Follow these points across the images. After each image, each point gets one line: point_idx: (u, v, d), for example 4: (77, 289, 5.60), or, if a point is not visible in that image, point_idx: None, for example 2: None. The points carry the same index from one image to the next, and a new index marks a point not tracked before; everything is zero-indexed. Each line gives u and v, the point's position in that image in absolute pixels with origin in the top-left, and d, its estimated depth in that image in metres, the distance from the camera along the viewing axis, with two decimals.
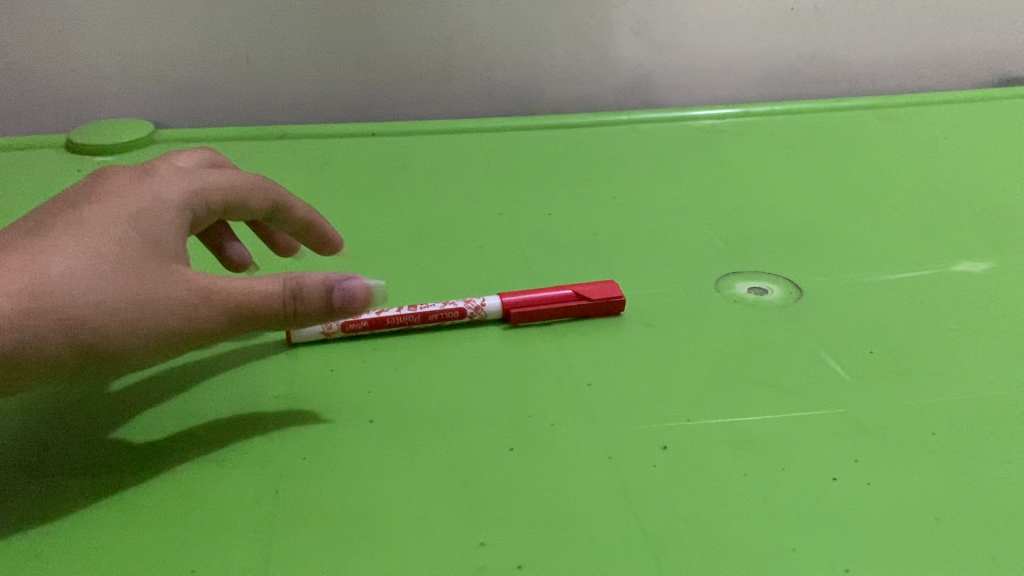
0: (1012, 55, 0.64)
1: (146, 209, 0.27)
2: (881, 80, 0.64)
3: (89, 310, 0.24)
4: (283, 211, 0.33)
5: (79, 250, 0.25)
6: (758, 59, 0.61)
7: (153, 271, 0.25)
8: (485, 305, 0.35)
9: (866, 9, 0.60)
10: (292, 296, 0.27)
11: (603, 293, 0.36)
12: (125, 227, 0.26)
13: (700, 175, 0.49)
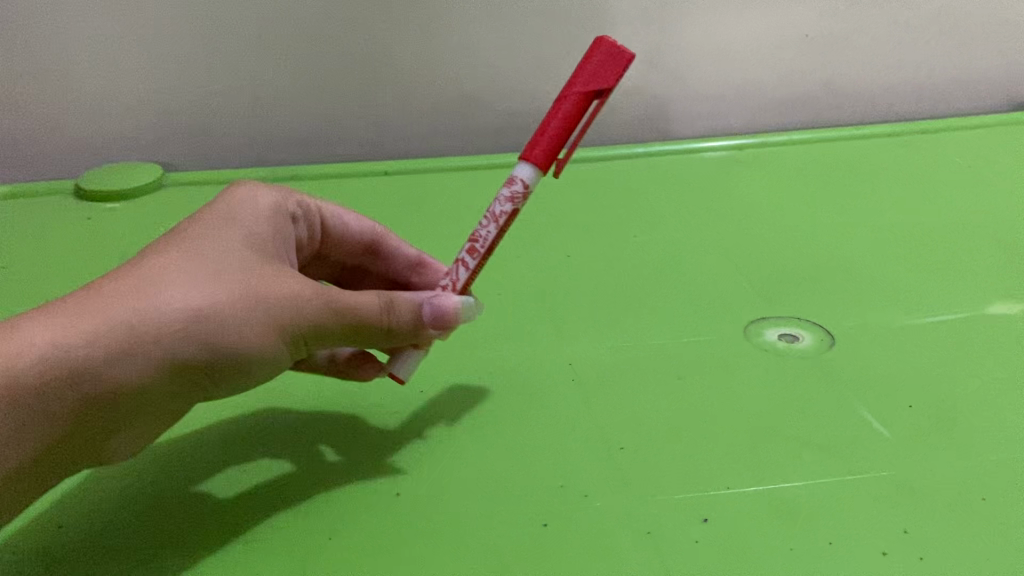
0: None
1: (256, 239, 0.30)
2: (897, 106, 0.63)
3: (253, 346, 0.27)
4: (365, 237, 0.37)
5: (237, 285, 0.27)
6: (774, 87, 0.61)
7: (275, 284, 0.27)
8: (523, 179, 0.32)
9: (883, 35, 0.59)
10: (409, 321, 0.30)
11: (594, 61, 0.31)
12: (252, 258, 0.28)
13: (721, 211, 0.48)
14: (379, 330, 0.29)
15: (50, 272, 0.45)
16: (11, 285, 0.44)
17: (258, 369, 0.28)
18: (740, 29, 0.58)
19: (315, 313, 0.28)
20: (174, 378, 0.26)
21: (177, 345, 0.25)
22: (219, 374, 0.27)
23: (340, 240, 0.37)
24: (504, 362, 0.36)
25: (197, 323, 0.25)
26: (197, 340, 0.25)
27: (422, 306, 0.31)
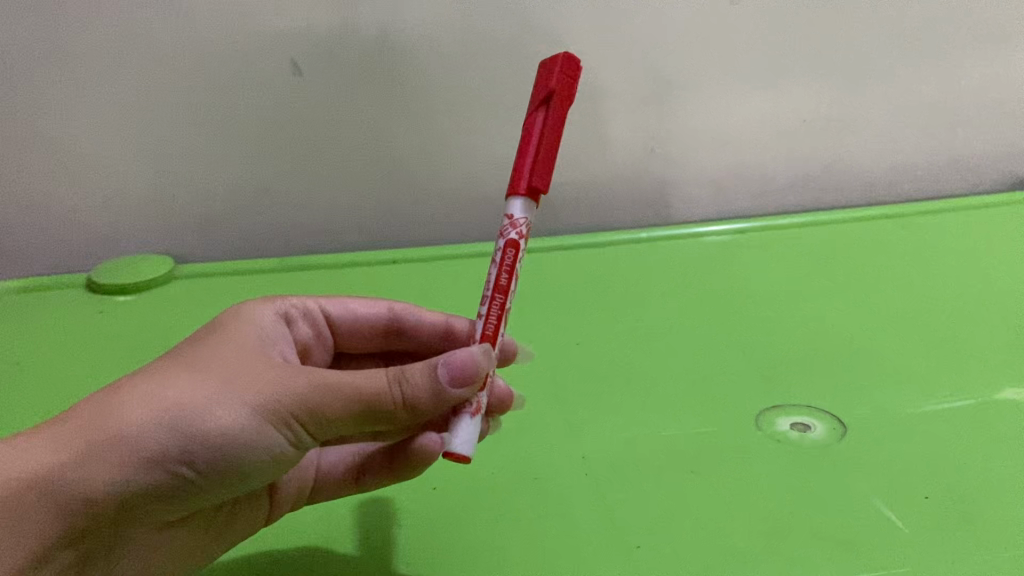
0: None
1: (242, 341, 0.31)
2: (897, 188, 0.64)
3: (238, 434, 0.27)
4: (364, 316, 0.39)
5: (215, 381, 0.28)
6: (775, 172, 0.62)
7: (257, 374, 0.28)
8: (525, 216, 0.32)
9: (881, 122, 0.61)
10: (425, 385, 0.29)
11: (563, 77, 0.31)
12: (238, 355, 0.30)
13: (726, 297, 0.48)
14: (387, 401, 0.28)
15: (62, 368, 0.45)
16: (23, 383, 0.44)
17: (258, 457, 0.28)
18: (740, 115, 0.59)
19: (298, 393, 0.28)
20: (159, 478, 0.27)
21: (148, 440, 0.26)
22: (214, 468, 0.28)
23: (353, 328, 0.39)
24: (516, 458, 0.36)
25: (172, 420, 0.27)
26: (169, 434, 0.27)
27: (438, 366, 0.29)
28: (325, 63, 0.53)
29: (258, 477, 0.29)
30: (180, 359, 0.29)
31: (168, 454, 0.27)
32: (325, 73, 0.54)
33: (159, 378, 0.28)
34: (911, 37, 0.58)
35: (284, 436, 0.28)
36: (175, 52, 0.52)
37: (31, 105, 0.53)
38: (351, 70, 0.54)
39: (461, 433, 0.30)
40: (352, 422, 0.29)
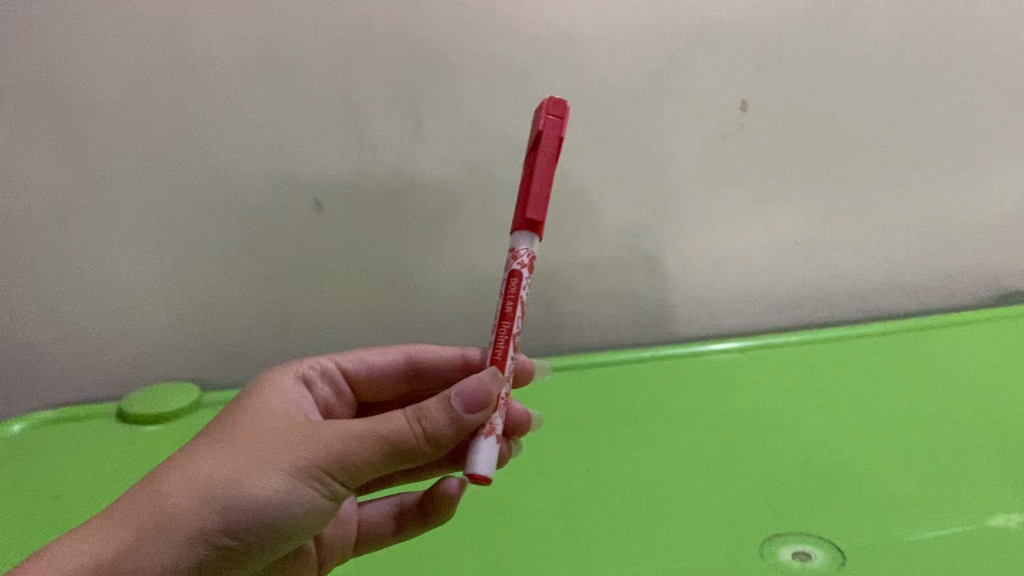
0: (993, 275, 0.69)
1: (263, 406, 0.35)
2: (885, 302, 0.69)
3: (280, 495, 0.31)
4: (379, 366, 0.44)
5: (251, 452, 0.31)
6: (770, 291, 0.67)
7: (287, 439, 0.32)
8: (524, 248, 0.35)
9: (867, 245, 0.66)
10: (443, 419, 0.32)
11: (551, 119, 0.34)
12: (263, 423, 0.33)
13: (727, 422, 0.52)
14: (410, 439, 0.32)
15: (96, 501, 0.47)
16: (57, 519, 0.46)
17: (297, 514, 0.32)
18: (735, 240, 0.64)
19: (321, 451, 0.32)
20: (214, 546, 0.30)
21: (196, 519, 0.30)
22: (257, 533, 0.31)
23: (372, 376, 0.44)
24: None
25: (221, 492, 0.30)
26: (214, 511, 0.30)
27: (450, 398, 0.32)
28: (350, 208, 0.57)
29: (297, 532, 0.33)
30: (209, 440, 0.33)
31: (214, 528, 0.30)
32: (350, 217, 0.58)
33: (198, 456, 0.31)
34: (888, 165, 0.63)
35: (317, 490, 0.32)
36: (214, 197, 0.56)
37: (76, 246, 0.56)
38: (374, 213, 0.58)
39: (478, 453, 0.33)
40: (378, 464, 0.32)
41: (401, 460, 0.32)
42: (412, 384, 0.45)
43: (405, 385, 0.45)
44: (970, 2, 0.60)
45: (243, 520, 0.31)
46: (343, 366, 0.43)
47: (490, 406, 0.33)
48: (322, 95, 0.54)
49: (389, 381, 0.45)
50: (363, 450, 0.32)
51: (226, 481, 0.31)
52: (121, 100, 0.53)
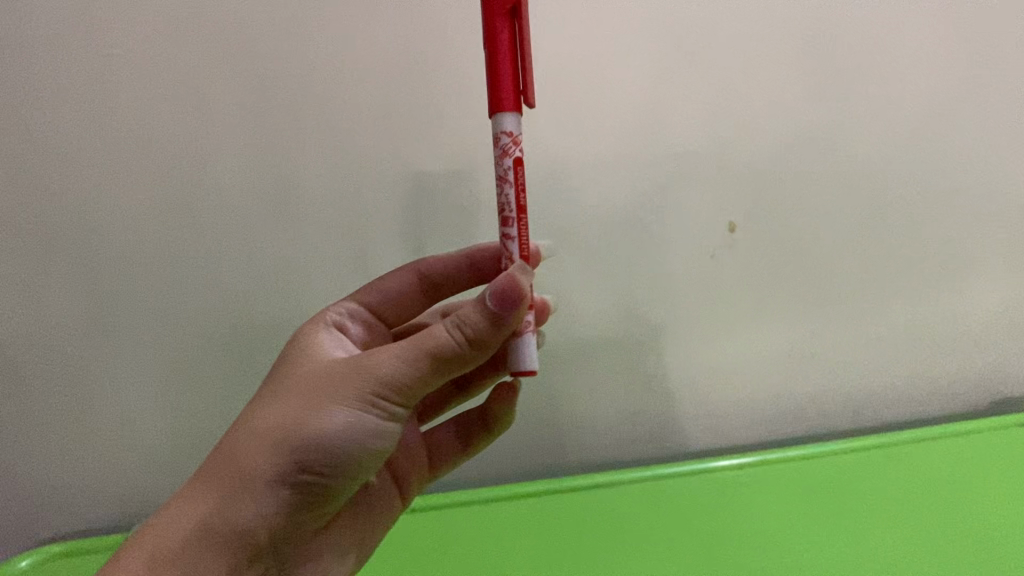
0: (988, 379, 0.71)
1: (315, 354, 0.38)
2: (882, 413, 0.70)
3: (343, 433, 0.34)
4: (397, 298, 0.47)
5: (306, 399, 0.34)
6: (767, 406, 0.68)
7: (338, 376, 0.35)
8: (512, 127, 0.36)
9: (859, 359, 0.68)
10: (480, 318, 0.34)
11: None
12: (318, 365, 0.36)
13: (724, 545, 0.53)
14: (452, 347, 0.34)
15: None
16: None
17: (365, 440, 0.35)
18: (727, 358, 0.66)
19: (371, 380, 0.34)
20: (290, 487, 0.34)
21: (265, 472, 0.34)
22: (331, 466, 0.35)
23: (395, 307, 0.47)
24: None
25: (284, 442, 0.34)
26: (277, 459, 0.34)
27: (484, 307, 0.34)
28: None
29: (375, 454, 0.36)
30: (272, 394, 0.36)
31: (287, 469, 0.34)
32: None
33: (261, 413, 0.35)
34: (872, 282, 0.66)
35: (376, 416, 0.34)
36: (225, 312, 0.58)
37: (93, 364, 0.58)
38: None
39: (523, 351, 0.37)
40: (431, 377, 0.34)
41: (451, 369, 0.34)
42: (427, 295, 0.49)
43: (423, 297, 0.48)
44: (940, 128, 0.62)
45: (310, 464, 0.34)
46: (360, 300, 0.45)
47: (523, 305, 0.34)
48: (333, 220, 0.56)
49: (408, 300, 0.48)
50: (411, 369, 0.34)
51: (287, 429, 0.34)
52: (140, 229, 0.55)
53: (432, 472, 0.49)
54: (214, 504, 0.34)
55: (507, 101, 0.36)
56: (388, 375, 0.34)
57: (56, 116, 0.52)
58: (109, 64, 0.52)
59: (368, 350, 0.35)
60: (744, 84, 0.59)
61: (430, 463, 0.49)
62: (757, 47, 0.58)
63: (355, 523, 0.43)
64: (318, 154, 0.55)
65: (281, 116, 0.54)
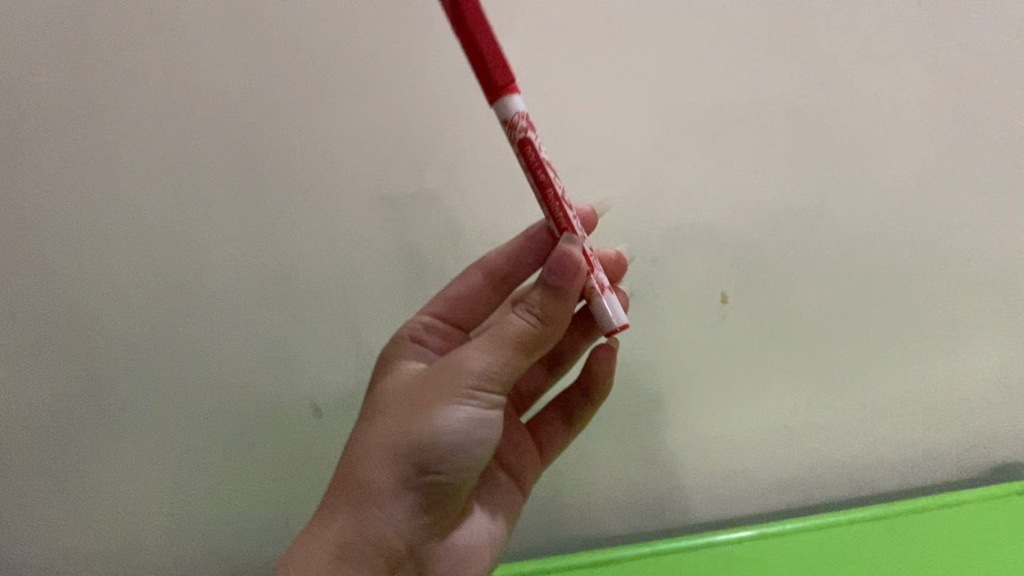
0: (993, 440, 0.70)
1: (412, 373, 0.46)
2: (883, 479, 0.70)
3: (457, 430, 0.42)
4: (467, 302, 0.53)
5: (415, 408, 0.43)
6: (765, 475, 0.69)
7: (438, 381, 0.43)
8: (518, 109, 0.39)
9: (856, 429, 0.68)
10: (545, 297, 0.41)
11: None
12: (419, 379, 0.44)
13: None
14: (527, 331, 0.41)
15: None
16: None
17: (478, 430, 0.42)
18: (722, 429, 0.67)
19: (462, 379, 0.42)
20: (421, 484, 0.42)
21: (398, 476, 0.42)
22: (446, 460, 0.42)
23: (472, 305, 0.53)
24: None
25: (408, 450, 0.42)
26: (405, 463, 0.42)
27: (545, 284, 0.41)
28: (358, 372, 0.64)
29: (482, 442, 0.43)
30: (381, 416, 0.44)
31: (410, 471, 0.42)
32: (361, 380, 0.64)
33: (382, 430, 0.43)
34: (864, 355, 0.66)
35: (477, 407, 0.42)
36: (242, 370, 0.64)
37: (140, 444, 0.66)
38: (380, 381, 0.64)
39: (612, 310, 0.43)
40: (515, 363, 0.42)
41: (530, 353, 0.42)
42: (497, 289, 0.53)
43: (494, 290, 0.53)
44: (929, 203, 0.62)
45: (437, 465, 0.42)
46: (433, 316, 0.51)
47: (581, 272, 0.41)
48: (339, 285, 0.61)
49: (478, 298, 0.53)
50: (494, 360, 0.41)
51: (406, 438, 0.42)
52: (154, 298, 0.61)
53: (543, 458, 0.58)
54: (365, 509, 0.42)
55: (491, 93, 0.38)
56: (476, 371, 0.41)
57: (68, 198, 0.57)
58: (108, 150, 0.56)
59: (454, 355, 0.43)
60: (730, 159, 0.60)
61: (540, 450, 0.58)
62: (743, 123, 0.59)
63: (493, 502, 0.52)
64: (313, 223, 0.59)
65: (275, 189, 0.57)
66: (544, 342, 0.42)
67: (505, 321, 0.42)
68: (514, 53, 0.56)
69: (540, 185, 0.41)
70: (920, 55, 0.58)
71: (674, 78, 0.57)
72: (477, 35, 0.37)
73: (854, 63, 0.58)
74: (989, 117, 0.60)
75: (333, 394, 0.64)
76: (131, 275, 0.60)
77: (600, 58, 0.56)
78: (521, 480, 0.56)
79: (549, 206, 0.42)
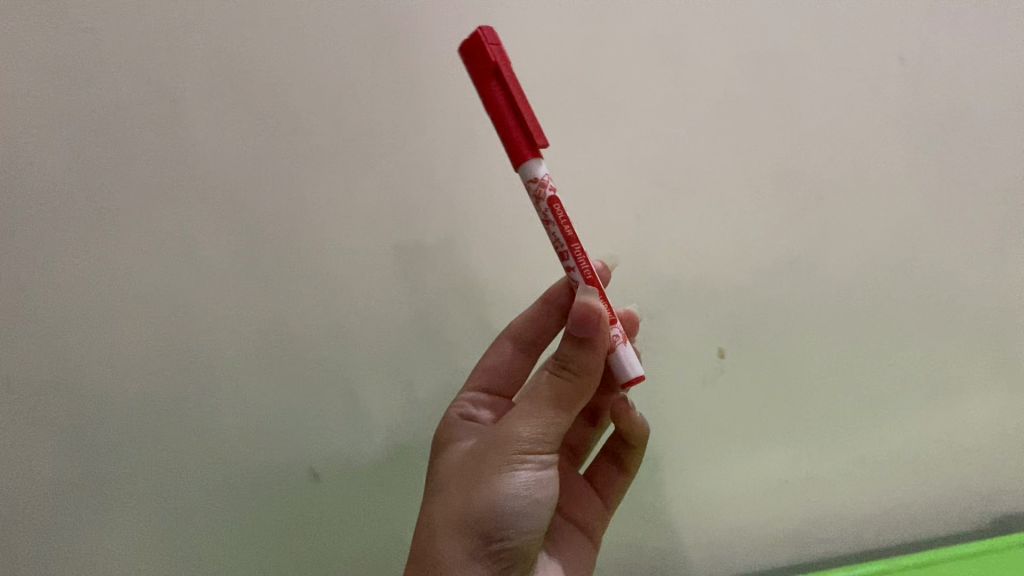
0: (1007, 499, 0.68)
1: (462, 449, 0.50)
2: (896, 536, 0.67)
3: (518, 491, 0.45)
4: (503, 371, 0.57)
5: (474, 479, 0.46)
6: (773, 532, 0.67)
7: (490, 451, 0.46)
8: (545, 171, 0.44)
9: (858, 479, 0.67)
10: (574, 352, 0.45)
11: (491, 47, 0.42)
12: (472, 452, 0.48)
13: None
14: (566, 389, 0.46)
15: None
16: None
17: (537, 490, 0.46)
18: (722, 482, 0.66)
19: (514, 446, 0.45)
20: (493, 550, 0.45)
21: (470, 546, 0.44)
22: (511, 525, 0.45)
23: (510, 372, 0.57)
24: None
25: (475, 519, 0.45)
26: (475, 533, 0.44)
27: (572, 338, 0.44)
28: (357, 429, 0.63)
29: (542, 502, 0.46)
30: (443, 493, 0.47)
31: (481, 542, 0.45)
32: (359, 441, 0.63)
33: (445, 504, 0.46)
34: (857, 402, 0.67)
35: (532, 468, 0.45)
36: (236, 433, 0.63)
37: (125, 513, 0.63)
38: (380, 444, 0.64)
39: (630, 360, 0.46)
40: (560, 420, 0.46)
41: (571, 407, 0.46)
42: (530, 354, 0.57)
43: (526, 356, 0.57)
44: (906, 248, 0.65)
45: (504, 528, 0.45)
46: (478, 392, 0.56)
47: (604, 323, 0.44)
48: (338, 341, 0.62)
49: (515, 365, 0.57)
50: (539, 421, 0.45)
51: (470, 508, 0.45)
52: (151, 362, 0.61)
53: (605, 505, 0.59)
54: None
55: (526, 157, 0.43)
56: (526, 435, 0.45)
57: (76, 246, 0.59)
58: (118, 215, 0.59)
59: (502, 425, 0.46)
60: (711, 216, 0.63)
61: (600, 500, 0.59)
62: (721, 182, 0.63)
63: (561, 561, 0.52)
64: (318, 283, 0.61)
65: (280, 252, 0.60)
66: (582, 393, 0.46)
67: (543, 383, 0.46)
68: None
69: (567, 241, 0.45)
70: (878, 117, 0.64)
71: (653, 142, 0.62)
72: (517, 103, 0.42)
73: (818, 126, 0.63)
74: (949, 172, 0.65)
75: (333, 460, 0.64)
76: (129, 339, 0.60)
77: (585, 127, 0.62)
78: (590, 532, 0.57)
79: (573, 259, 0.46)
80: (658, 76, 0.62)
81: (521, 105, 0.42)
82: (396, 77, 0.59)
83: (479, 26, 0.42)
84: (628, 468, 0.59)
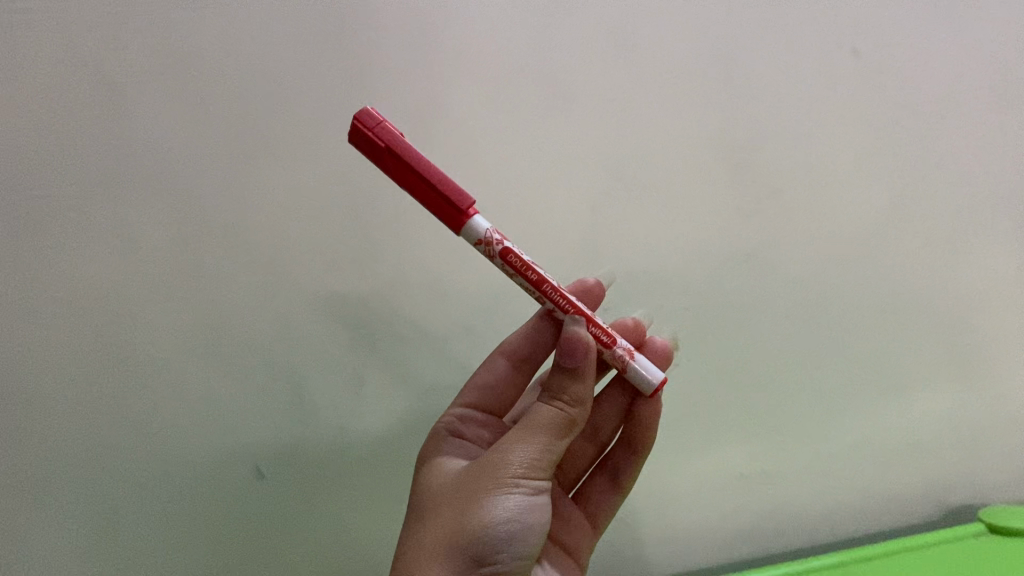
0: (953, 491, 0.70)
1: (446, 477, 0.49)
2: (845, 527, 0.69)
3: (510, 514, 0.43)
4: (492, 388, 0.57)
5: (464, 502, 0.44)
6: (725, 524, 0.67)
7: (482, 476, 0.45)
8: (485, 227, 0.45)
9: (813, 473, 0.67)
10: (566, 380, 0.45)
11: (380, 126, 0.43)
12: (461, 479, 0.46)
13: None
14: (558, 417, 0.45)
15: None
16: None
17: (528, 517, 0.44)
18: (679, 478, 0.66)
19: (506, 470, 0.44)
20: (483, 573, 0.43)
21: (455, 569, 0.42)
22: (506, 551, 0.43)
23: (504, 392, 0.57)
24: None
25: (462, 539, 0.43)
26: (461, 555, 0.42)
27: (560, 366, 0.45)
28: (306, 427, 0.61)
29: (531, 529, 0.44)
30: (430, 519, 0.45)
31: (471, 566, 0.42)
32: (309, 438, 0.62)
33: (431, 528, 0.44)
34: (815, 400, 0.67)
35: (523, 494, 0.44)
36: (179, 427, 0.60)
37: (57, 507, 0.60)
38: (330, 444, 0.62)
39: (647, 368, 0.48)
40: (551, 447, 0.45)
41: (561, 435, 0.45)
42: (522, 369, 0.57)
43: (518, 372, 0.57)
44: (863, 242, 0.65)
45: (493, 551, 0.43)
46: (463, 410, 0.56)
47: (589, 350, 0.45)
48: (285, 339, 0.60)
49: (506, 381, 0.57)
50: (531, 447, 0.44)
51: (456, 529, 0.43)
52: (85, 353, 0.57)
53: (593, 525, 0.58)
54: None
55: (462, 220, 0.44)
56: (516, 461, 0.44)
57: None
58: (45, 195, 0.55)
59: (494, 452, 0.45)
60: (670, 209, 0.62)
61: (589, 517, 0.59)
62: (679, 178, 0.62)
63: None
64: (264, 281, 0.59)
65: (225, 247, 0.58)
66: (573, 424, 0.46)
67: (534, 412, 0.46)
68: (467, 107, 0.59)
69: (535, 284, 0.47)
70: (837, 115, 0.63)
71: (611, 138, 0.61)
72: (432, 172, 0.43)
73: (777, 120, 0.62)
74: (903, 172, 0.65)
75: (281, 456, 0.62)
76: (61, 334, 0.57)
77: (542, 117, 0.60)
78: (582, 550, 0.57)
79: (550, 298, 0.47)
80: (613, 67, 0.60)
81: (433, 173, 0.43)
82: (343, 64, 0.57)
83: (359, 111, 0.43)
84: (615, 475, 0.59)
